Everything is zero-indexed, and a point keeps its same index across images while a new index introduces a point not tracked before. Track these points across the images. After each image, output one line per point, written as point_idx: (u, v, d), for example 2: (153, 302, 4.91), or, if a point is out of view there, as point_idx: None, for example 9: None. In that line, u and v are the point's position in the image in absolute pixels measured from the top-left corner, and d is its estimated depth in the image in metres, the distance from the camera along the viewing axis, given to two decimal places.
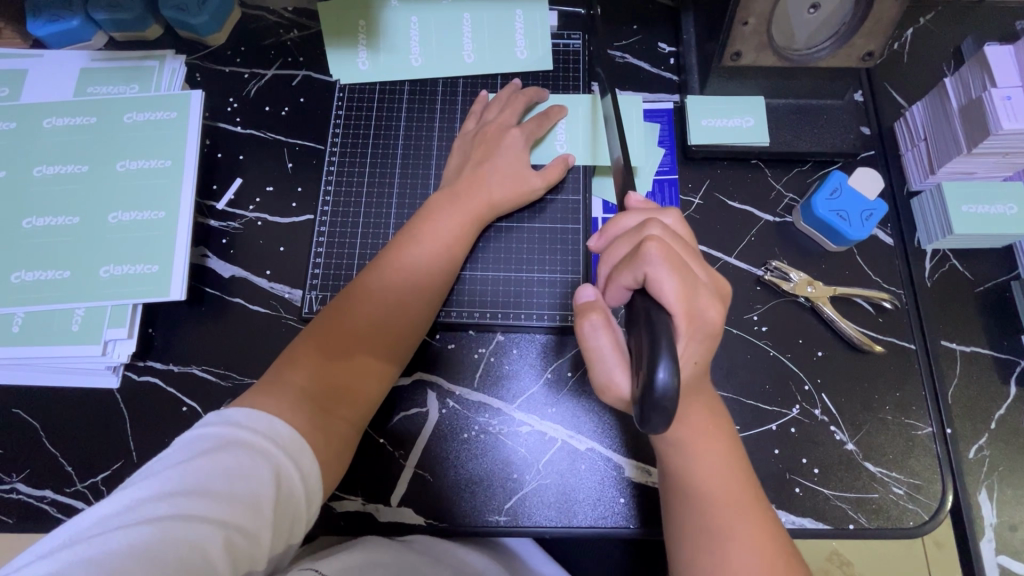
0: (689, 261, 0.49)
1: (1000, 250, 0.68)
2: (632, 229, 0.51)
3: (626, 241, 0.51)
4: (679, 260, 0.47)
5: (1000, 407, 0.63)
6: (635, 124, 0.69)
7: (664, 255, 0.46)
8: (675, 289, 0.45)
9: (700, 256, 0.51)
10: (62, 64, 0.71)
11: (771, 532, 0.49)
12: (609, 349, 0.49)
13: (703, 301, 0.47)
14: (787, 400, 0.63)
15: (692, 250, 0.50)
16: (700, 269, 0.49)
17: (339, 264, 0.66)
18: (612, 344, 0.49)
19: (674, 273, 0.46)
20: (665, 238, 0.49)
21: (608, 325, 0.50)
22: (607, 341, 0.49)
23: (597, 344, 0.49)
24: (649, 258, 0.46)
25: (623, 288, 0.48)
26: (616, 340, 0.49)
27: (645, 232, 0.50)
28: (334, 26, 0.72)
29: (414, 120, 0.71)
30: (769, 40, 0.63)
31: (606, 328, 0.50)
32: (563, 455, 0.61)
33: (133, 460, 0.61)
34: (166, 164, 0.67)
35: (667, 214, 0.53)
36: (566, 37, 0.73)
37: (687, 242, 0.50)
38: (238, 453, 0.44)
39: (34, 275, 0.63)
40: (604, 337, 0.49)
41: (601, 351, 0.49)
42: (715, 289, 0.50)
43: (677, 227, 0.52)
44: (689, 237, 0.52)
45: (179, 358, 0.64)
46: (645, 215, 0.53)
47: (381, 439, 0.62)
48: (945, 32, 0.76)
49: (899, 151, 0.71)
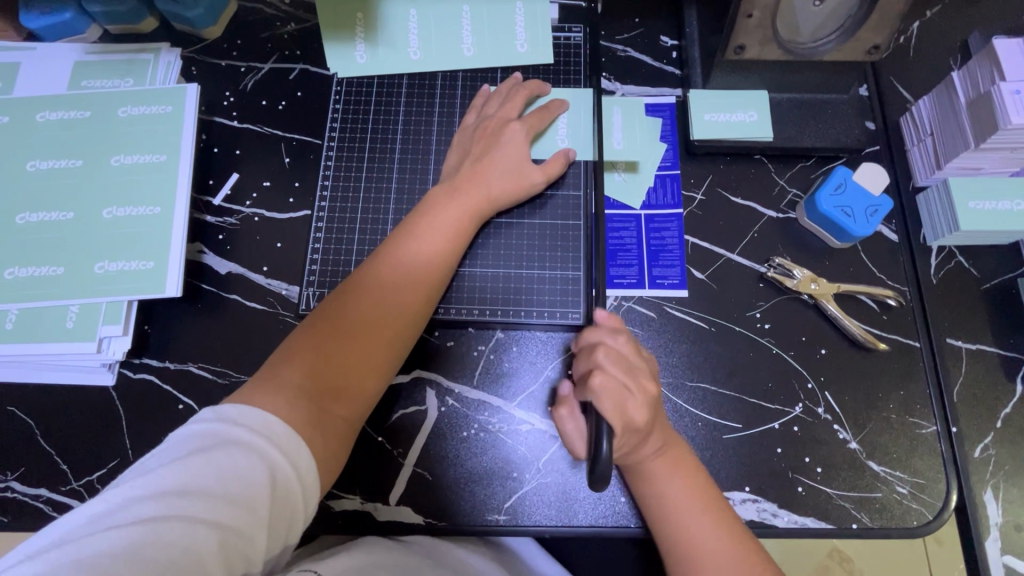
0: (631, 383, 0.53)
1: (1007, 247, 0.67)
2: (587, 348, 0.56)
3: (583, 360, 0.56)
4: (619, 387, 0.51)
5: (1005, 405, 0.63)
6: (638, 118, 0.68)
7: (603, 388, 0.51)
8: (612, 412, 0.50)
9: (648, 369, 0.55)
10: (56, 57, 0.70)
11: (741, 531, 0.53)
12: (574, 434, 0.57)
13: (637, 413, 0.51)
14: (790, 398, 0.62)
15: (638, 372, 0.54)
16: (642, 388, 0.53)
17: (337, 261, 0.65)
18: (577, 431, 0.58)
19: (613, 400, 0.50)
20: (609, 366, 0.53)
21: (574, 413, 0.58)
22: (571, 427, 0.58)
23: (565, 428, 0.58)
24: (591, 388, 0.51)
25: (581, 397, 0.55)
26: (581, 426, 0.58)
27: (595, 357, 0.54)
28: (332, 19, 0.71)
29: (413, 115, 0.70)
30: (773, 33, 0.62)
31: (571, 417, 0.58)
32: (563, 453, 0.61)
33: (129, 458, 0.61)
34: (162, 159, 0.66)
35: (621, 334, 0.56)
36: (567, 30, 0.72)
37: (635, 363, 0.54)
38: (233, 452, 0.43)
39: (28, 271, 0.62)
40: (570, 424, 0.58)
41: (568, 434, 0.58)
42: (655, 401, 0.53)
43: (629, 348, 0.55)
44: (640, 357, 0.55)
45: (176, 355, 0.64)
46: (602, 332, 0.56)
47: (380, 437, 0.62)
48: (952, 26, 0.75)
49: (905, 146, 0.70)
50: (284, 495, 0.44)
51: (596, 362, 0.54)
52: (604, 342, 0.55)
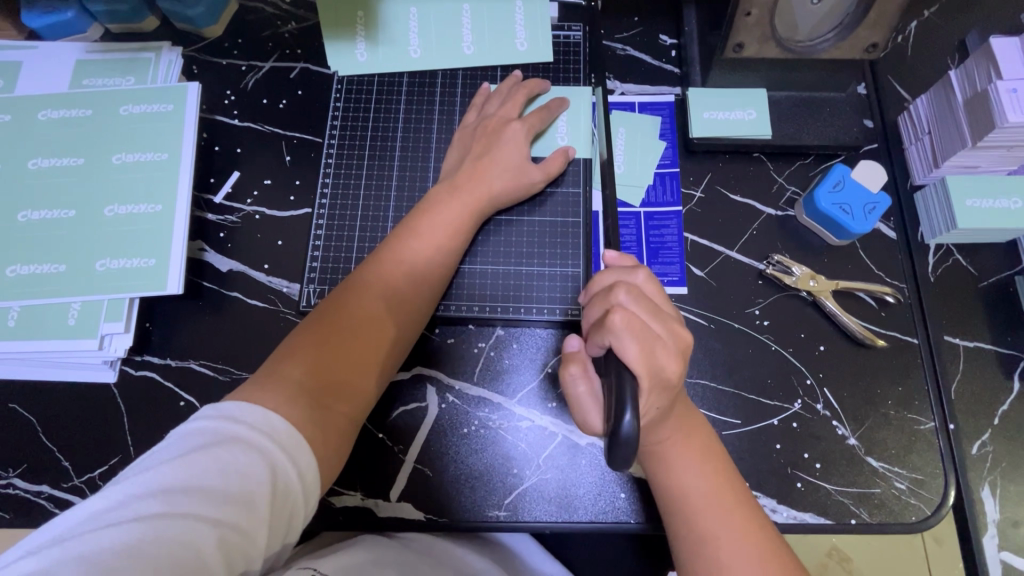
0: (655, 326, 0.50)
1: (1005, 245, 0.67)
2: (603, 291, 0.53)
3: (598, 303, 0.53)
4: (643, 328, 0.49)
5: (1003, 402, 0.63)
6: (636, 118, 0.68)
7: (626, 326, 0.48)
8: (636, 355, 0.47)
9: (670, 314, 0.52)
10: (57, 57, 0.70)
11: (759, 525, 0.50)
12: (586, 397, 0.54)
13: (664, 360, 0.49)
14: (788, 395, 0.63)
15: (659, 310, 0.51)
16: (664, 328, 0.50)
17: (337, 258, 0.65)
18: (589, 394, 0.54)
19: (637, 343, 0.48)
20: (631, 305, 0.50)
21: (586, 375, 0.54)
22: (584, 390, 0.54)
23: (576, 392, 0.54)
24: (613, 328, 0.48)
25: (597, 347, 0.51)
26: (593, 388, 0.54)
27: (614, 298, 0.51)
28: (333, 18, 0.71)
29: (413, 113, 0.70)
30: (772, 31, 0.62)
31: (583, 379, 0.54)
32: (563, 450, 0.61)
33: (130, 455, 0.61)
34: (163, 157, 0.66)
35: (639, 274, 0.54)
36: (566, 29, 0.72)
37: (657, 303, 0.52)
38: (232, 449, 0.43)
39: (30, 269, 0.62)
40: (582, 387, 0.54)
41: (580, 398, 0.54)
42: (681, 347, 0.51)
43: (649, 285, 0.53)
44: (660, 297, 0.53)
45: (177, 353, 0.64)
46: (619, 274, 0.54)
47: (381, 434, 0.62)
48: (949, 24, 0.75)
49: (903, 145, 0.71)
50: (284, 493, 0.44)
51: (615, 301, 0.51)
52: (623, 282, 0.52)
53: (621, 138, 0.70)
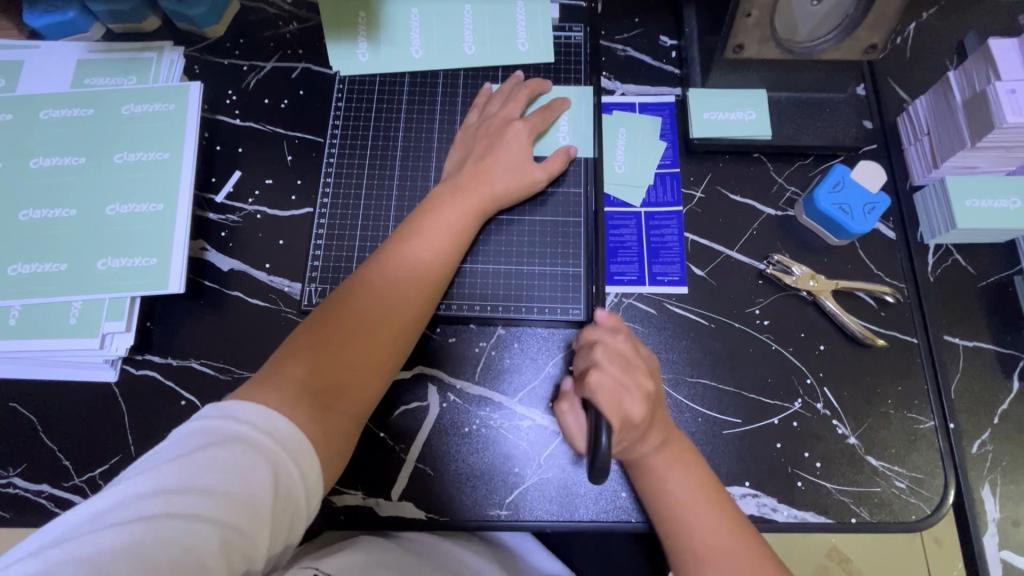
0: (627, 380, 0.54)
1: (1003, 244, 0.67)
2: (587, 345, 0.58)
3: (581, 357, 0.58)
4: (613, 384, 0.53)
5: (1002, 401, 0.63)
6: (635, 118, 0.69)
7: (597, 382, 0.53)
8: (602, 406, 0.52)
9: (646, 368, 0.56)
10: (59, 56, 0.70)
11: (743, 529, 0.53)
12: (574, 429, 0.59)
13: (632, 410, 0.53)
14: (789, 394, 0.63)
15: (636, 361, 0.56)
16: (640, 376, 0.55)
17: (339, 257, 0.65)
18: (577, 426, 0.59)
19: (605, 397, 0.53)
20: (606, 363, 0.55)
21: (574, 409, 0.59)
22: (571, 424, 0.59)
23: (565, 423, 0.60)
24: (586, 385, 0.54)
25: (578, 395, 0.57)
26: (580, 421, 0.59)
27: (593, 355, 0.56)
28: (335, 18, 0.71)
29: (414, 113, 0.70)
30: (772, 32, 0.62)
31: (572, 412, 0.59)
32: (564, 449, 0.61)
33: (131, 454, 0.61)
34: (165, 156, 0.67)
35: (618, 328, 0.59)
36: (567, 29, 0.73)
37: (632, 360, 0.56)
38: (234, 450, 0.43)
39: (31, 267, 0.62)
40: (570, 418, 0.59)
41: (568, 429, 0.60)
42: (652, 398, 0.55)
43: (626, 343, 0.58)
44: (638, 348, 0.58)
45: (178, 352, 0.64)
46: (600, 329, 0.59)
47: (382, 433, 0.62)
48: (948, 26, 0.76)
49: (902, 145, 0.71)
50: (287, 494, 0.44)
51: (593, 359, 0.56)
52: (603, 340, 0.57)
53: (622, 138, 0.70)
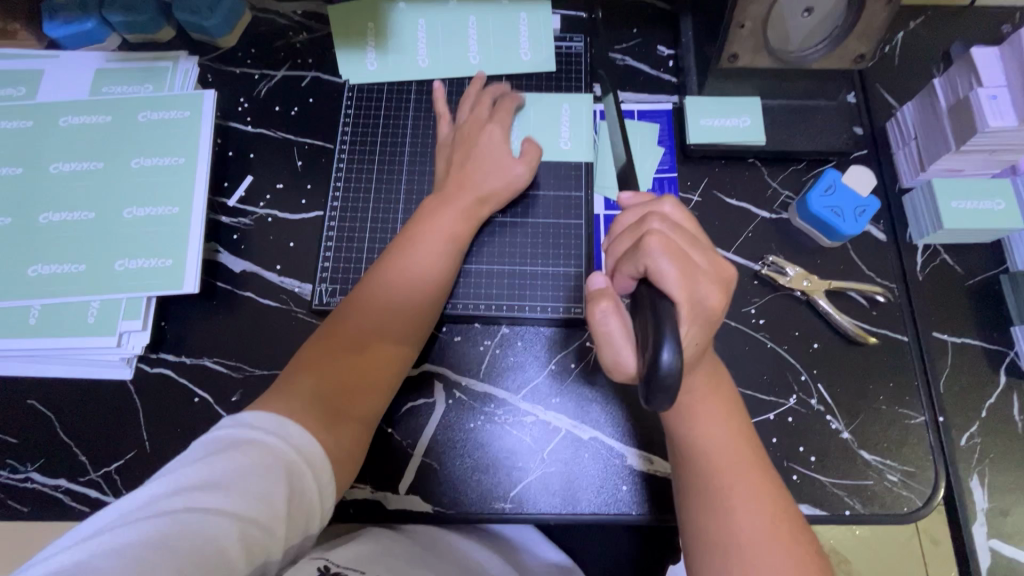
0: (693, 254, 0.50)
1: (990, 245, 0.70)
2: (634, 223, 0.53)
3: (629, 234, 0.52)
4: (681, 252, 0.48)
5: (990, 396, 0.65)
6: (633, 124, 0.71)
7: (664, 248, 0.48)
8: (676, 279, 0.47)
9: (706, 244, 0.52)
10: (78, 65, 0.73)
11: (775, 492, 0.51)
12: (619, 333, 0.50)
13: (705, 289, 0.49)
14: (784, 390, 0.65)
15: (694, 239, 0.51)
16: (700, 256, 0.50)
17: (348, 259, 0.68)
18: (622, 330, 0.50)
19: (676, 265, 0.47)
20: (666, 231, 0.50)
21: (618, 310, 0.51)
22: (617, 327, 0.50)
23: (608, 329, 0.51)
24: (651, 250, 0.48)
25: (630, 277, 0.50)
26: (626, 324, 0.51)
27: (647, 226, 0.51)
28: (344, 29, 0.74)
29: (421, 119, 0.73)
30: (764, 42, 0.65)
31: (616, 314, 0.51)
32: (566, 443, 0.63)
33: (146, 450, 0.63)
34: (179, 161, 0.69)
35: (665, 204, 0.54)
36: (568, 39, 0.75)
37: (691, 231, 0.51)
38: (251, 451, 0.45)
39: (50, 269, 0.64)
40: (614, 322, 0.50)
41: (612, 335, 0.50)
42: (720, 278, 0.51)
43: (677, 213, 0.53)
44: (690, 225, 0.53)
45: (191, 351, 0.66)
46: (644, 208, 0.54)
47: (390, 429, 0.64)
48: (934, 35, 0.78)
49: (891, 150, 0.74)
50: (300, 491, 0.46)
51: (648, 228, 0.51)
52: (654, 211, 0.52)
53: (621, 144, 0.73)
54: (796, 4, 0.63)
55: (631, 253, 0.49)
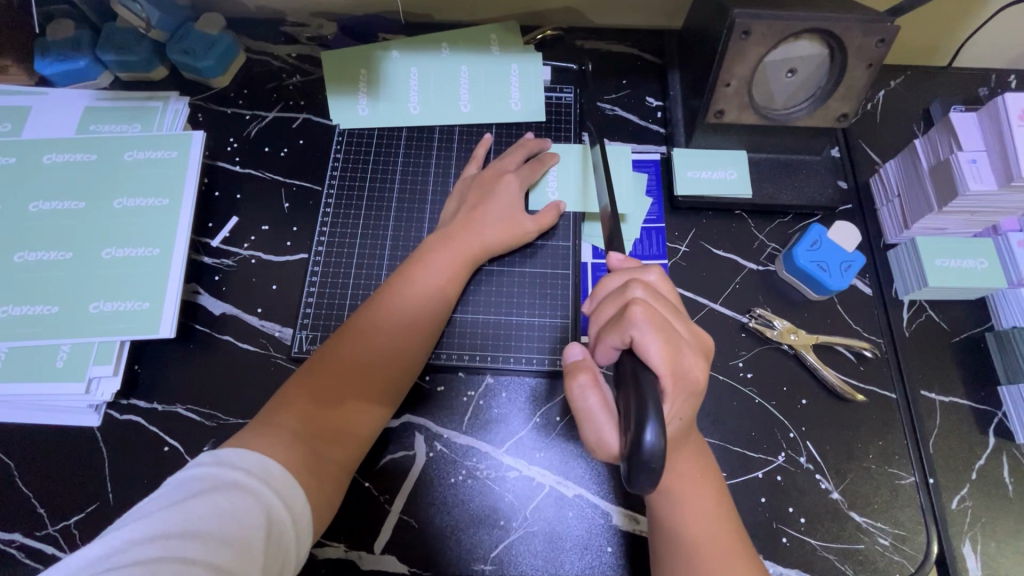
0: (673, 323, 0.50)
1: (974, 302, 0.70)
2: (616, 289, 0.53)
3: (612, 301, 0.52)
4: (664, 322, 0.48)
5: (980, 457, 0.64)
6: (623, 174, 0.72)
7: (647, 317, 0.48)
8: (660, 351, 0.46)
9: (684, 316, 0.53)
10: (67, 102, 0.73)
11: None
12: (598, 408, 0.51)
13: (687, 360, 0.49)
14: (772, 447, 0.64)
15: (675, 308, 0.52)
16: (681, 327, 0.51)
17: (331, 304, 0.66)
18: (601, 405, 0.51)
19: (659, 336, 0.47)
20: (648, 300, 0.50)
21: (596, 384, 0.51)
22: (595, 401, 0.51)
23: (586, 404, 0.51)
24: (633, 320, 0.47)
25: (613, 347, 0.49)
26: (605, 399, 0.51)
27: (629, 294, 0.51)
28: (337, 76, 0.75)
29: (411, 164, 0.73)
30: (749, 100, 0.67)
31: (595, 389, 0.51)
32: (550, 501, 0.61)
33: (109, 503, 0.60)
34: (163, 202, 0.68)
35: (649, 272, 0.54)
36: (558, 90, 0.77)
37: (671, 301, 0.52)
38: (230, 494, 0.44)
39: (22, 309, 0.63)
40: (592, 397, 0.51)
41: (591, 410, 0.51)
42: (697, 348, 0.51)
43: (660, 283, 0.54)
44: (671, 294, 0.54)
45: (164, 397, 0.63)
46: (629, 274, 0.54)
47: (367, 483, 0.61)
48: (914, 95, 0.81)
49: (875, 206, 0.74)
50: (278, 535, 0.45)
51: (632, 297, 0.51)
52: (637, 279, 0.52)
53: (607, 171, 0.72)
54: (780, 65, 0.65)
55: (616, 324, 0.49)
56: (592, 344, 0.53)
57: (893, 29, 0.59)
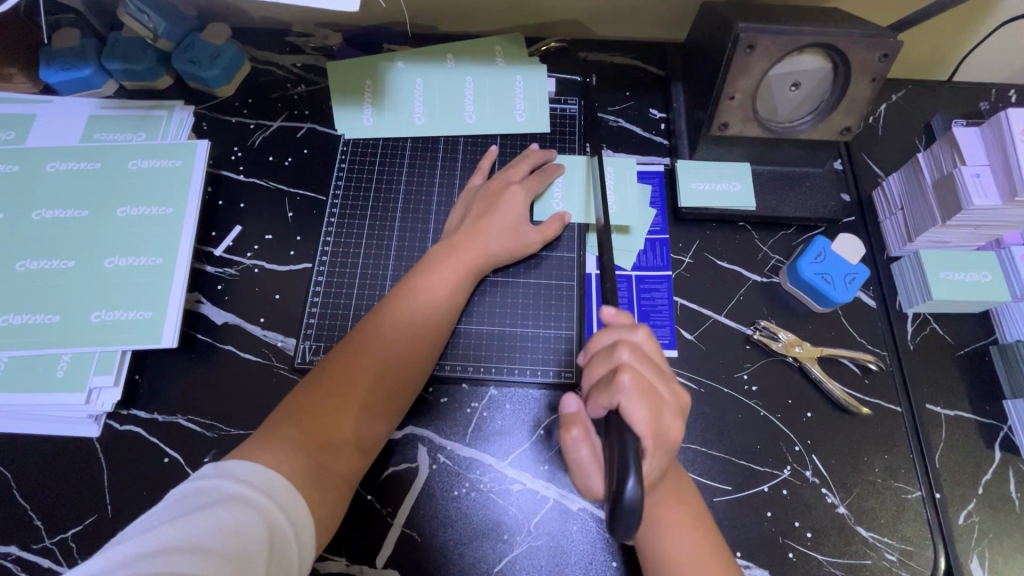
0: (657, 386, 0.52)
1: (978, 315, 0.70)
2: (605, 349, 0.54)
3: (601, 363, 0.54)
4: (648, 390, 0.51)
5: (986, 471, 0.64)
6: (628, 186, 0.72)
7: (634, 387, 0.50)
8: (642, 416, 0.49)
9: (669, 376, 0.54)
10: (71, 110, 0.73)
11: None
12: (589, 461, 0.52)
13: (665, 423, 0.51)
14: (778, 461, 0.63)
15: (660, 370, 0.54)
16: (664, 389, 0.53)
17: (334, 314, 0.66)
18: (591, 458, 0.52)
19: (643, 404, 0.49)
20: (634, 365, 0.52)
21: (588, 436, 0.53)
22: (586, 453, 0.52)
23: (578, 456, 0.52)
24: (620, 389, 0.50)
25: (600, 408, 0.51)
26: (595, 451, 0.52)
27: (617, 356, 0.53)
28: (342, 86, 0.75)
29: (415, 175, 0.73)
30: (753, 113, 0.67)
31: (586, 441, 0.52)
32: (554, 515, 0.60)
33: (107, 515, 0.59)
34: (167, 211, 0.68)
35: (639, 332, 0.55)
36: (563, 102, 0.77)
37: (657, 363, 0.54)
38: (232, 508, 0.43)
39: (22, 318, 0.62)
40: (584, 449, 0.52)
41: (582, 462, 0.52)
42: (676, 405, 0.54)
43: (649, 343, 0.55)
44: (658, 354, 0.55)
45: (164, 408, 0.63)
46: (620, 333, 0.55)
47: (369, 496, 0.61)
48: (916, 109, 0.81)
49: (878, 219, 0.75)
50: (281, 549, 0.44)
51: (619, 360, 0.52)
52: (625, 340, 0.54)
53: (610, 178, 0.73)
54: (784, 78, 0.65)
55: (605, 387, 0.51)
56: (586, 397, 0.54)
57: (896, 44, 0.59)
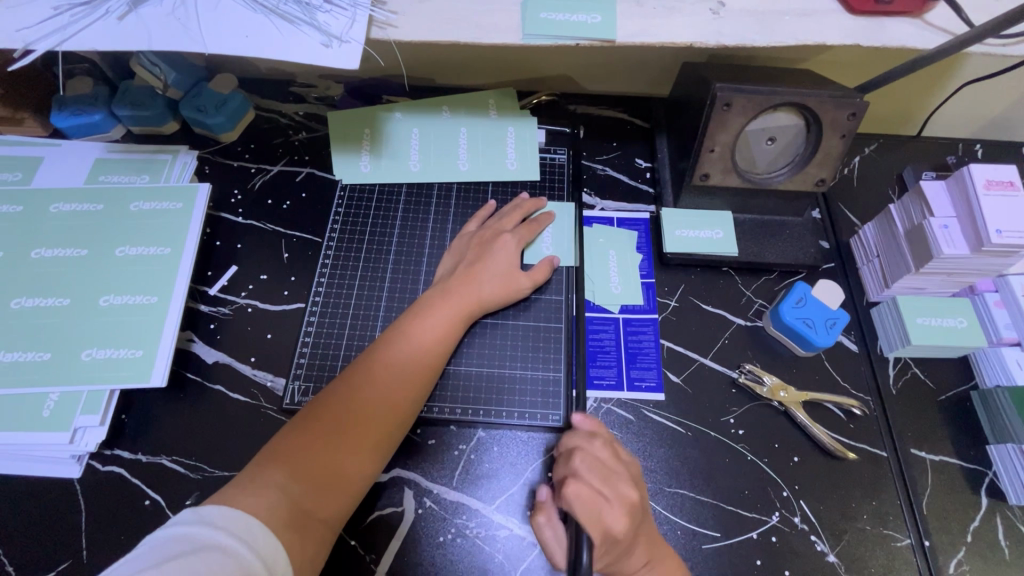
0: (609, 488, 0.55)
1: (957, 361, 0.72)
2: (565, 451, 0.59)
3: (560, 464, 0.58)
4: (595, 495, 0.54)
5: (974, 518, 0.64)
6: (614, 246, 0.76)
7: (578, 494, 0.53)
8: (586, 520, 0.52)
9: (627, 475, 0.56)
10: (78, 153, 0.75)
11: None
12: (556, 545, 0.56)
13: (617, 520, 0.53)
14: (765, 507, 0.63)
15: (615, 473, 0.56)
16: (618, 491, 0.54)
17: (325, 353, 0.67)
18: (557, 542, 0.56)
19: (588, 508, 0.52)
20: (584, 470, 0.55)
21: (552, 521, 0.57)
22: (551, 539, 0.56)
23: (545, 538, 0.56)
24: (566, 495, 0.54)
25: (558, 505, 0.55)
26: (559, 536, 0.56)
27: (571, 462, 0.57)
28: (341, 135, 0.79)
29: (410, 219, 0.75)
30: (732, 165, 0.71)
31: (551, 524, 0.56)
32: (542, 562, 0.59)
33: (81, 560, 0.57)
34: (165, 251, 0.69)
35: (596, 435, 0.59)
36: (552, 152, 0.81)
37: (612, 467, 0.56)
38: (209, 556, 0.42)
39: (12, 356, 0.62)
40: (549, 533, 0.56)
41: (549, 545, 0.56)
42: (633, 505, 0.55)
43: (605, 448, 0.58)
44: (616, 457, 0.58)
45: (148, 448, 0.62)
46: (578, 436, 0.59)
47: (353, 541, 0.60)
48: (889, 161, 0.85)
49: (856, 265, 0.77)
50: None
51: (571, 467, 0.56)
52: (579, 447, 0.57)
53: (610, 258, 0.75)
54: (760, 133, 0.69)
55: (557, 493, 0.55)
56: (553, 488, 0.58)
57: (862, 104, 0.63)
